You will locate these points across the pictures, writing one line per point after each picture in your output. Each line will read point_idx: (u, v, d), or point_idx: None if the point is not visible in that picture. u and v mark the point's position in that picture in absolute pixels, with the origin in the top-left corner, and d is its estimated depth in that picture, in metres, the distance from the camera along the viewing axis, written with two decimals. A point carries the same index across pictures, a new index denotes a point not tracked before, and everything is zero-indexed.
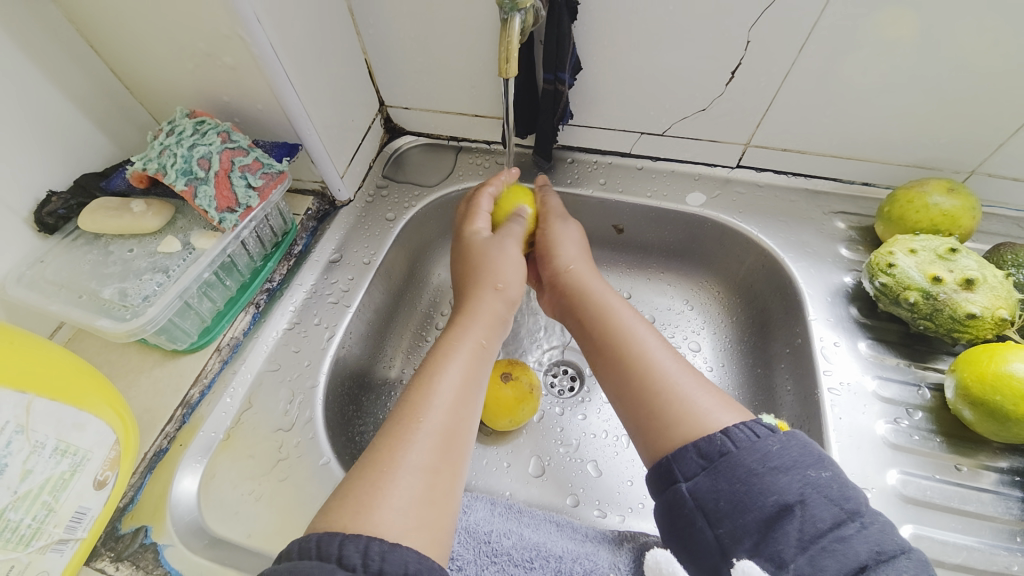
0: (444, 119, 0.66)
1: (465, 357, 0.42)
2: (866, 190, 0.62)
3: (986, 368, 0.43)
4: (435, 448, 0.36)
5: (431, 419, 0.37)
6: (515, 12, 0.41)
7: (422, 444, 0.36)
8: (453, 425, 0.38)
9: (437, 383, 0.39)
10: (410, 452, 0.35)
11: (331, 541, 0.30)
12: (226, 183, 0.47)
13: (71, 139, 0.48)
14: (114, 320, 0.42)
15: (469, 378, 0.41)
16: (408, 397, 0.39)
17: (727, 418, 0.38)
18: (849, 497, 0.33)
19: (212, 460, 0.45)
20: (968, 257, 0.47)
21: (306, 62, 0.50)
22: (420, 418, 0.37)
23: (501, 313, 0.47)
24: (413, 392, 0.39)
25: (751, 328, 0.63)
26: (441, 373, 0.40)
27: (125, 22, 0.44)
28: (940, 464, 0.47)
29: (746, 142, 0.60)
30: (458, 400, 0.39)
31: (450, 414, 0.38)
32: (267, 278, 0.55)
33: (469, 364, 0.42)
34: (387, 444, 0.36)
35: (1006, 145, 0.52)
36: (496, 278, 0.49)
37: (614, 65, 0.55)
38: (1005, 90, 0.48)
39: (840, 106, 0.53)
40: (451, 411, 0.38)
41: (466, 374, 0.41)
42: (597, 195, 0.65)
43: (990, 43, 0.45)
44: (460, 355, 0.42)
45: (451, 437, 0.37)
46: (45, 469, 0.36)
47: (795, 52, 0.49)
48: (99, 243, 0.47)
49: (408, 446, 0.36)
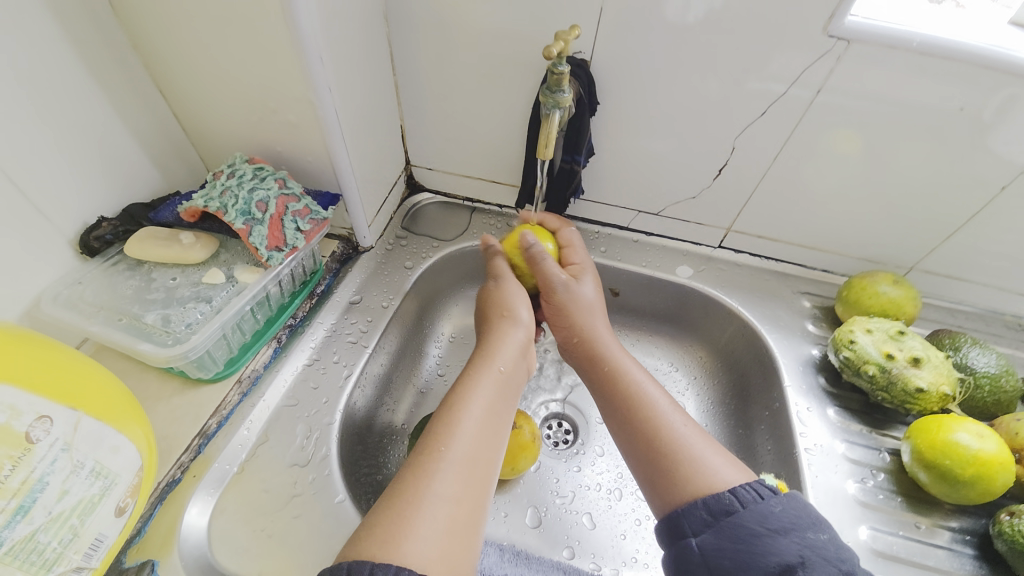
0: (465, 182, 0.73)
1: (486, 390, 0.45)
2: (826, 276, 0.72)
3: (935, 436, 0.49)
4: (458, 478, 0.39)
5: (455, 449, 0.40)
6: (555, 110, 0.49)
7: (446, 475, 0.38)
8: (475, 457, 0.41)
9: (460, 414, 0.43)
10: (436, 482, 0.38)
11: (362, 568, 0.32)
12: (279, 225, 0.50)
13: (125, 170, 0.51)
14: (156, 345, 0.43)
15: (491, 410, 0.44)
16: (434, 428, 0.42)
17: (732, 477, 0.42)
18: (844, 559, 0.37)
19: (223, 496, 0.45)
20: (913, 338, 0.56)
21: (358, 124, 0.56)
22: (444, 447, 0.40)
23: (512, 341, 0.51)
24: (436, 424, 0.42)
25: (731, 390, 0.70)
26: (465, 405, 0.43)
27: (204, 77, 0.50)
28: (902, 521, 0.52)
29: (728, 226, 0.70)
30: (480, 434, 0.42)
31: (473, 448, 0.41)
32: (291, 315, 0.57)
33: (491, 396, 0.45)
34: (415, 475, 0.38)
35: (937, 248, 0.64)
36: (501, 308, 0.54)
37: (622, 151, 0.64)
38: (930, 207, 0.60)
39: (804, 206, 0.64)
40: (473, 444, 0.41)
41: (488, 411, 0.44)
42: (599, 261, 0.72)
43: (921, 169, 0.57)
44: (481, 390, 0.45)
45: (472, 467, 0.40)
46: (79, 490, 0.35)
47: (770, 161, 0.60)
48: (142, 269, 0.49)
49: (434, 476, 0.38)
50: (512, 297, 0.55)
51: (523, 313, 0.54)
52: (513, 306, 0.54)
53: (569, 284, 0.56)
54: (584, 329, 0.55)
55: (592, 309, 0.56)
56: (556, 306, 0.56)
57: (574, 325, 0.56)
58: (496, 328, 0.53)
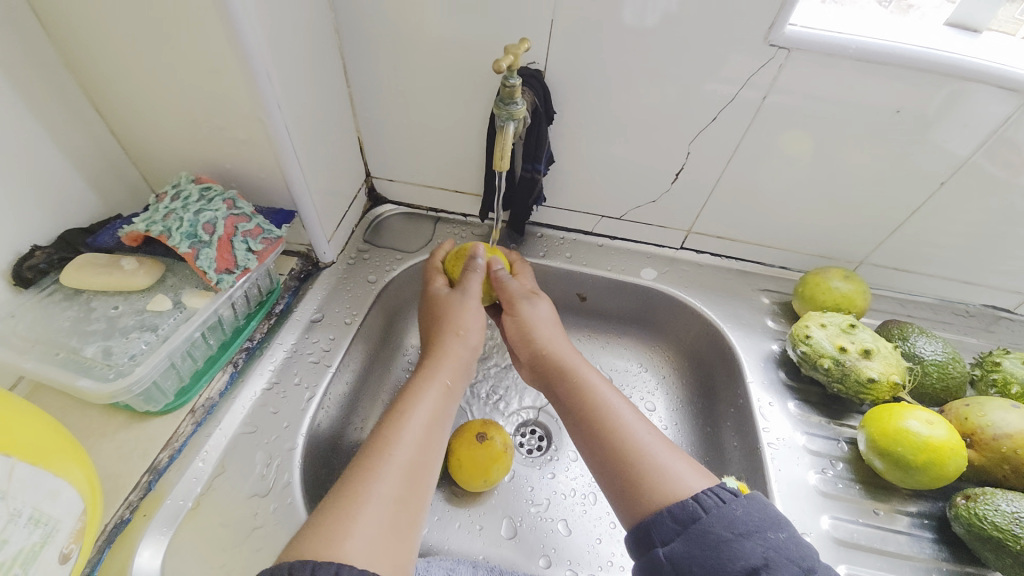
0: (427, 193, 0.72)
1: (431, 396, 0.46)
2: (783, 273, 0.74)
3: (887, 424, 0.52)
4: (400, 480, 0.39)
5: (400, 452, 0.40)
6: (509, 122, 0.49)
7: (388, 477, 0.39)
8: (417, 459, 0.41)
9: (405, 418, 0.43)
10: (378, 483, 0.38)
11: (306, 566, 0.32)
12: (227, 246, 0.48)
13: (60, 194, 0.49)
14: (96, 380, 0.41)
15: (435, 414, 0.45)
16: (377, 433, 0.42)
17: (697, 484, 0.43)
18: (805, 556, 0.38)
19: (177, 534, 0.43)
20: (864, 331, 0.58)
21: (312, 139, 0.55)
22: (388, 451, 0.40)
23: (462, 349, 0.51)
24: (380, 429, 0.42)
25: (699, 388, 0.71)
26: (410, 410, 0.44)
27: (144, 95, 0.48)
28: (862, 508, 0.54)
29: (689, 228, 0.71)
30: (424, 438, 0.42)
31: (416, 451, 0.41)
32: (247, 338, 0.55)
33: (436, 400, 0.46)
34: (359, 476, 0.39)
35: (884, 242, 0.67)
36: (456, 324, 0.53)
37: (582, 158, 0.65)
38: (875, 204, 0.63)
39: (759, 206, 0.66)
40: (417, 447, 0.41)
41: (433, 415, 0.45)
42: (565, 266, 0.73)
43: (865, 168, 0.59)
44: (425, 395, 0.45)
45: (415, 469, 0.40)
46: (19, 540, 0.32)
47: (724, 164, 0.62)
48: (80, 298, 0.46)
49: (377, 478, 0.38)
50: (466, 315, 0.54)
51: (476, 331, 0.53)
52: (468, 326, 0.53)
53: (530, 297, 0.58)
54: (548, 344, 0.55)
55: (548, 324, 0.57)
56: (519, 325, 0.57)
57: (538, 343, 0.55)
58: (442, 339, 0.52)
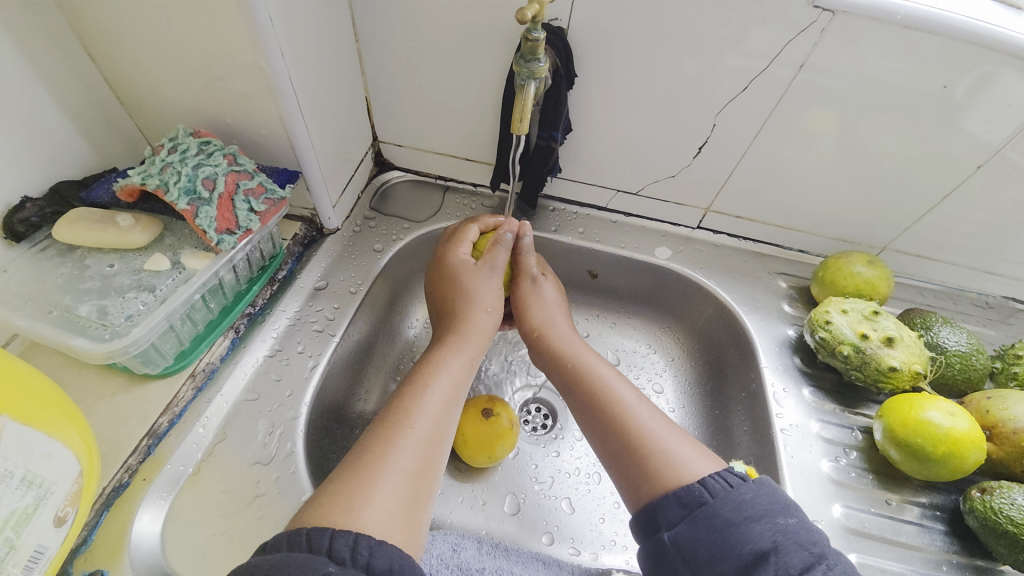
0: (436, 160, 0.69)
1: (453, 372, 0.45)
2: (802, 257, 0.72)
3: (907, 415, 0.50)
4: (419, 454, 0.38)
5: (419, 426, 0.39)
6: (531, 81, 0.46)
7: (408, 450, 0.38)
8: (436, 433, 0.40)
9: (426, 392, 0.42)
10: (396, 455, 0.37)
11: (322, 534, 0.31)
12: (229, 206, 0.45)
13: (51, 145, 0.46)
14: (91, 340, 0.39)
15: (455, 388, 0.44)
16: (397, 405, 0.41)
17: (704, 467, 0.42)
18: (815, 542, 0.36)
19: (178, 498, 0.42)
20: (888, 318, 0.56)
21: (317, 95, 0.51)
22: (409, 424, 0.39)
23: (488, 332, 0.51)
24: (399, 402, 0.41)
25: (708, 371, 0.70)
26: (432, 383, 0.43)
27: (137, 39, 0.44)
28: (873, 498, 0.53)
29: (707, 206, 0.68)
30: (442, 413, 0.41)
31: (436, 425, 0.40)
32: (250, 303, 0.53)
33: (457, 376, 0.45)
34: (376, 446, 0.37)
35: (910, 228, 0.64)
36: (485, 302, 0.51)
37: (601, 129, 0.61)
38: (906, 187, 0.60)
39: (784, 185, 0.63)
40: (436, 420, 0.40)
41: (453, 391, 0.43)
42: (576, 242, 0.70)
43: (900, 149, 0.56)
44: (447, 371, 0.44)
45: (435, 444, 0.39)
46: (10, 502, 0.31)
47: (751, 140, 0.59)
48: (74, 255, 0.44)
49: (395, 450, 0.37)
50: (486, 290, 0.51)
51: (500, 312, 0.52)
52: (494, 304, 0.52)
53: (536, 279, 0.57)
54: (546, 323, 0.55)
55: (552, 303, 0.56)
56: (521, 300, 0.56)
57: (533, 321, 0.55)
58: (467, 310, 0.50)
